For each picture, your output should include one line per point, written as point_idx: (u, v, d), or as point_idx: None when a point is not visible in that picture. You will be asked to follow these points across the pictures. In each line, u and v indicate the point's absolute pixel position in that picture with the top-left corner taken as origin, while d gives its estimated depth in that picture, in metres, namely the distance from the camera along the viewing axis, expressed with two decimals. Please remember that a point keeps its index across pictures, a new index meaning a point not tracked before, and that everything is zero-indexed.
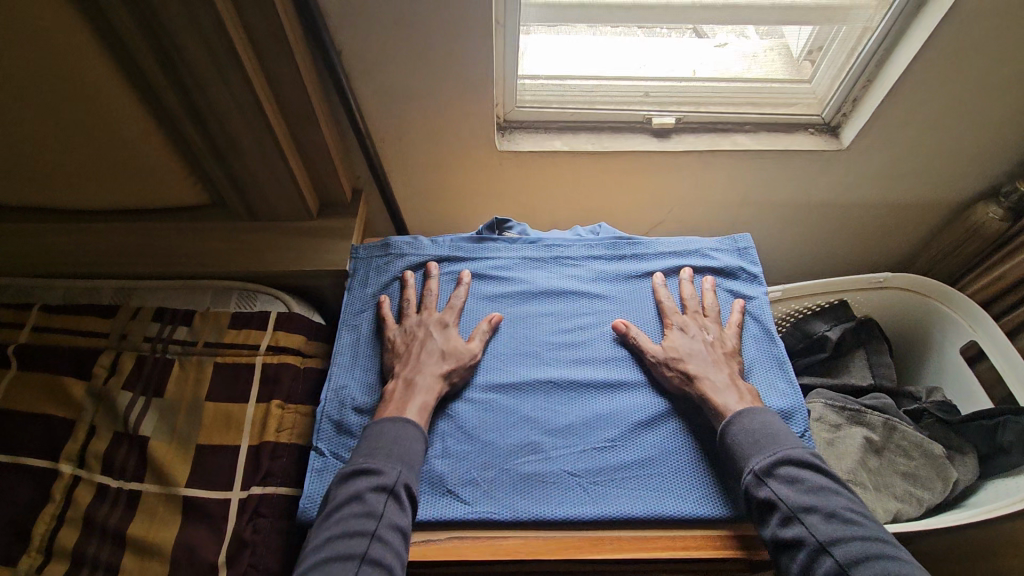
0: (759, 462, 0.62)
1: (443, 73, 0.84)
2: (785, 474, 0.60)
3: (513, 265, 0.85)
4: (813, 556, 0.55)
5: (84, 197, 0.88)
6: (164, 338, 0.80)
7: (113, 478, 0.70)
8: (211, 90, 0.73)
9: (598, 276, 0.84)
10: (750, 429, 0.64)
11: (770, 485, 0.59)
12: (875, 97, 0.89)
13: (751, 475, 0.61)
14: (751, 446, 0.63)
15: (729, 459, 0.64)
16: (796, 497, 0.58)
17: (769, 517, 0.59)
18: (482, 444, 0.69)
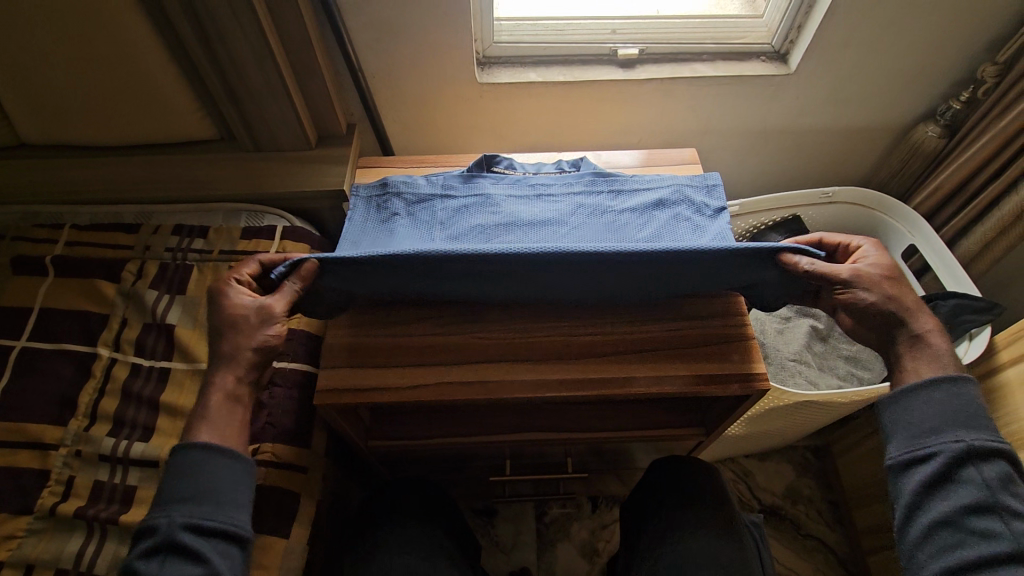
0: (978, 439, 0.57)
1: (426, 11, 0.94)
2: (1004, 470, 0.57)
3: (501, 201, 0.90)
4: (986, 537, 0.55)
5: (102, 131, 0.97)
6: (183, 248, 0.90)
7: (145, 359, 0.80)
8: (221, 26, 0.82)
9: (579, 210, 0.89)
10: (968, 399, 0.58)
11: (980, 468, 0.56)
12: (814, 24, 0.98)
13: (966, 447, 0.57)
14: (973, 421, 0.58)
15: (950, 422, 0.58)
16: (1000, 488, 0.56)
17: (961, 493, 0.56)
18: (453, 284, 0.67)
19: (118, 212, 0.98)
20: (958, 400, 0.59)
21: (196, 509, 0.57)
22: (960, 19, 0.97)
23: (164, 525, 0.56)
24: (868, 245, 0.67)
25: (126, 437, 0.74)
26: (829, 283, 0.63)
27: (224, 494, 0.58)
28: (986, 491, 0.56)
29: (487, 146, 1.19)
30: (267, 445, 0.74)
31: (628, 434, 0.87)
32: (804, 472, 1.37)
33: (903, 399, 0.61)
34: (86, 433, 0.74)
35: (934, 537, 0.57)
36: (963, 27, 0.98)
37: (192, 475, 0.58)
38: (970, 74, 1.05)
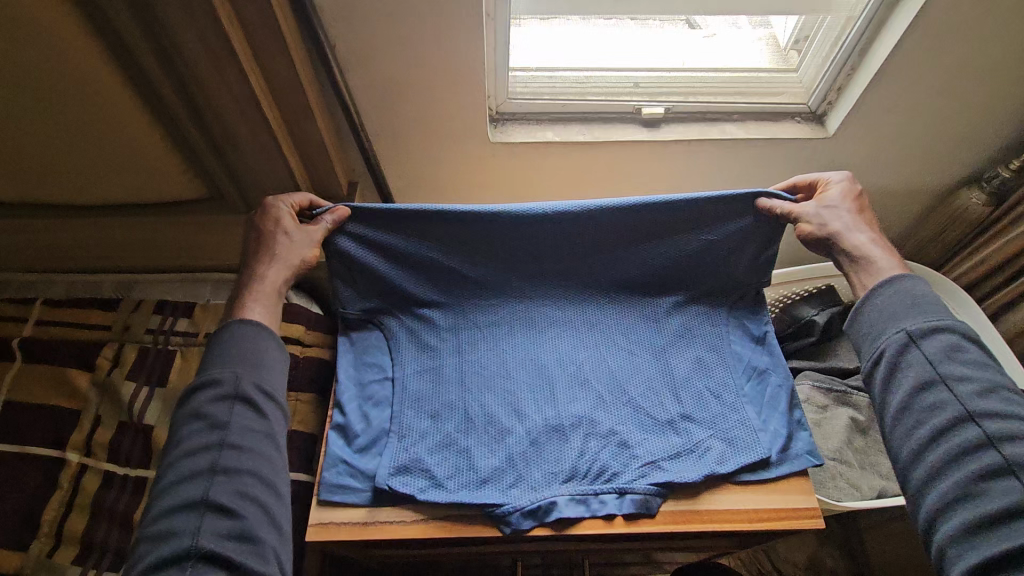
0: (914, 323, 0.60)
1: (436, 66, 0.86)
2: (943, 342, 0.58)
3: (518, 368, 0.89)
4: (936, 412, 0.56)
5: (73, 194, 0.88)
6: (166, 330, 0.81)
7: (119, 466, 0.72)
8: (210, 88, 0.74)
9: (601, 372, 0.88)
10: (908, 293, 0.62)
11: (922, 347, 0.58)
12: (857, 86, 0.91)
13: (904, 336, 0.60)
14: (905, 310, 0.61)
15: (880, 322, 0.62)
16: (943, 361, 0.57)
17: (903, 378, 0.59)
18: (507, 400, 0.75)
19: None
20: (894, 298, 0.63)
21: (241, 372, 0.58)
22: (1012, 84, 0.89)
23: (224, 377, 0.58)
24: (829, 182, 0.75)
25: (95, 566, 0.67)
26: (786, 226, 0.75)
27: (262, 378, 0.59)
28: (928, 370, 0.57)
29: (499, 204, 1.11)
30: None
31: (652, 548, 0.79)
32: (828, 542, 1.29)
33: (857, 313, 0.65)
34: (50, 561, 0.66)
35: (898, 422, 0.58)
36: (1014, 91, 0.91)
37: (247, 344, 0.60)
38: (1019, 140, 0.98)
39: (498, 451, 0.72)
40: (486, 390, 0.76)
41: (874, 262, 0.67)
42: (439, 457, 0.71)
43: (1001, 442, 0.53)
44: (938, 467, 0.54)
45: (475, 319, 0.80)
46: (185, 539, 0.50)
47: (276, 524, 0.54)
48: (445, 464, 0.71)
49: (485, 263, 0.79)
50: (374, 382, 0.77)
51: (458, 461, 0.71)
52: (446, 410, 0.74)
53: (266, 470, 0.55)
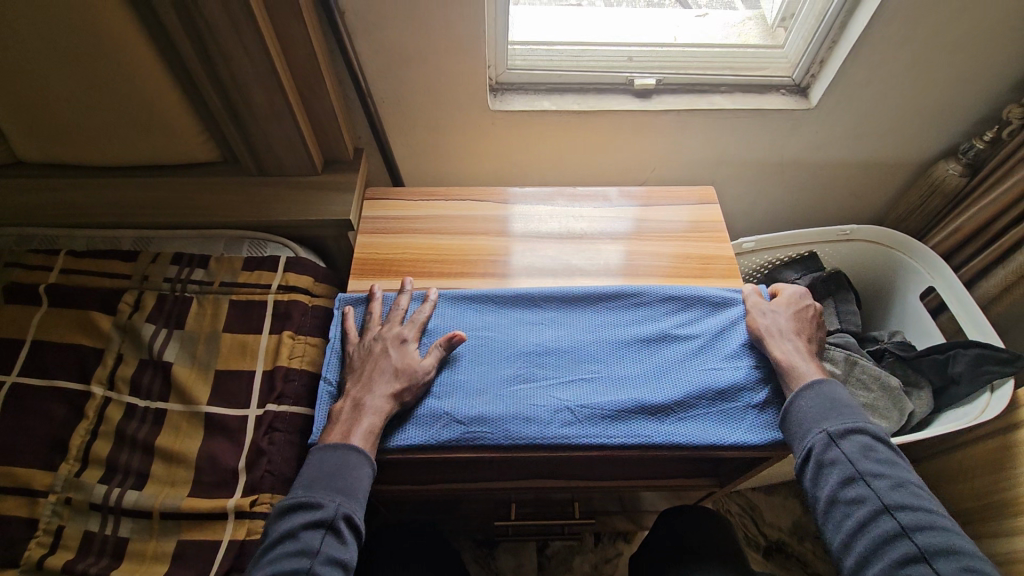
0: (832, 424, 0.65)
1: (438, 35, 0.90)
2: (857, 442, 0.64)
3: (512, 305, 0.80)
4: (856, 505, 0.61)
5: (97, 152, 0.94)
6: (183, 279, 0.86)
7: (140, 399, 0.77)
8: (225, 50, 0.79)
9: (593, 294, 0.81)
10: (817, 393, 0.67)
11: (840, 447, 0.63)
12: (839, 58, 0.95)
13: (822, 435, 0.64)
14: (825, 412, 0.65)
15: (795, 422, 0.67)
16: (861, 458, 0.62)
17: (825, 475, 0.63)
18: (510, 338, 0.77)
19: (116, 237, 0.95)
20: (817, 397, 0.67)
21: (337, 502, 0.62)
22: (986, 58, 0.94)
23: (325, 511, 0.61)
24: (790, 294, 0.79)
25: (118, 485, 0.72)
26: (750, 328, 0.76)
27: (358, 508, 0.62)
28: (851, 469, 0.62)
29: (498, 172, 1.16)
30: (266, 495, 0.71)
31: (641, 486, 0.84)
32: (809, 506, 1.34)
33: (785, 409, 0.68)
34: (77, 479, 0.71)
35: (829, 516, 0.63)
36: (989, 65, 0.95)
37: (336, 472, 0.63)
38: (994, 113, 1.03)
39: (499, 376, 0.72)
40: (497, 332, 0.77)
41: (794, 370, 0.69)
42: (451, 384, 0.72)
43: (911, 531, 0.58)
44: (857, 544, 0.60)
45: (459, 381, 0.72)
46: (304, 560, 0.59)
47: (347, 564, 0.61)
48: (455, 393, 0.71)
49: (475, 393, 0.71)
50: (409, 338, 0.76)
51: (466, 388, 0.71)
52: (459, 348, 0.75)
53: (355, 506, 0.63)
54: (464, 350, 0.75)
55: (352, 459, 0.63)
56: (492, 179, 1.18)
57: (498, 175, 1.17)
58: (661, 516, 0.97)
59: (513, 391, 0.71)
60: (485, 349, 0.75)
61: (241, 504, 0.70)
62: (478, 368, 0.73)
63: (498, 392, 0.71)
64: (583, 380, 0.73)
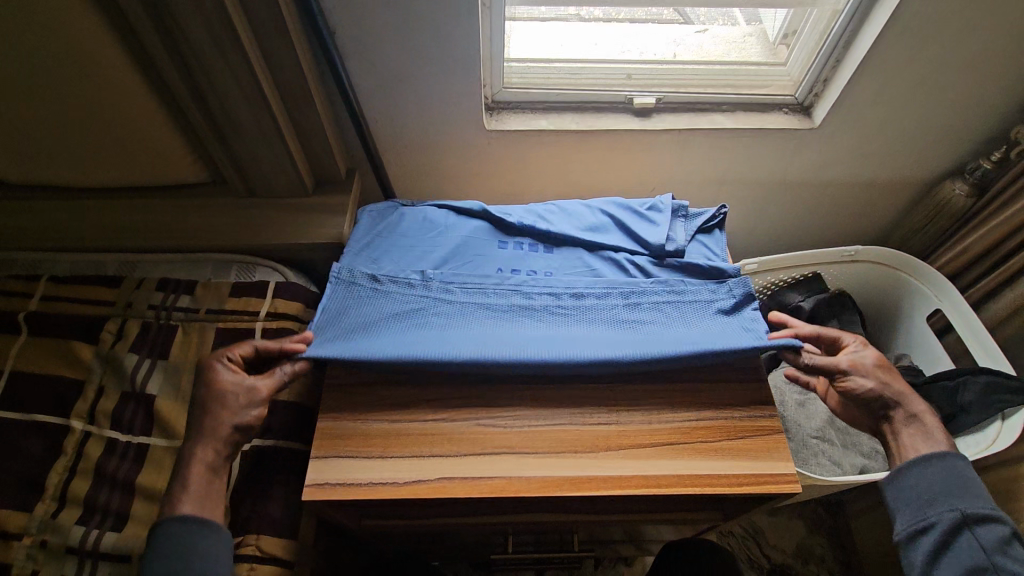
0: (967, 507, 0.62)
1: (432, 55, 0.88)
2: (993, 532, 0.61)
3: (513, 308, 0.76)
4: None
5: (78, 174, 0.91)
6: (168, 306, 0.84)
7: (122, 434, 0.74)
8: (213, 72, 0.77)
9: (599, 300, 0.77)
10: (939, 474, 0.64)
11: (972, 532, 0.61)
12: (843, 77, 0.93)
13: (954, 515, 0.62)
14: (957, 488, 0.63)
15: (924, 483, 0.64)
16: (993, 550, 0.60)
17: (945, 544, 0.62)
18: (481, 256, 0.84)
19: (100, 261, 0.90)
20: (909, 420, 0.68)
21: None
22: (993, 77, 0.92)
23: None
24: (854, 343, 0.73)
25: (97, 525, 0.69)
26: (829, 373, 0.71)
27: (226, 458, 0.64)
28: (982, 558, 0.60)
29: (495, 191, 1.13)
30: (251, 536, 0.70)
31: (641, 520, 0.81)
32: (815, 529, 1.31)
33: (903, 472, 0.66)
34: (53, 520, 0.68)
35: None
36: (995, 85, 0.93)
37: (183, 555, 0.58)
38: (1001, 132, 1.01)
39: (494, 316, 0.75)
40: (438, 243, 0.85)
41: (934, 437, 0.67)
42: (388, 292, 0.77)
43: None
44: None
45: (453, 399, 0.70)
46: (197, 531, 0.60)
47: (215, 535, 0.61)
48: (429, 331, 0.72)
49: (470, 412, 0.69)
50: (340, 294, 0.76)
51: (448, 333, 0.72)
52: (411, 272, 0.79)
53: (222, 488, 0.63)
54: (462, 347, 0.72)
55: (198, 534, 0.60)
56: (489, 197, 1.15)
57: (495, 195, 1.14)
58: (662, 548, 0.94)
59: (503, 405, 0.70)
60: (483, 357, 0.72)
61: None
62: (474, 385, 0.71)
63: (492, 410, 0.69)
64: (582, 398, 0.71)
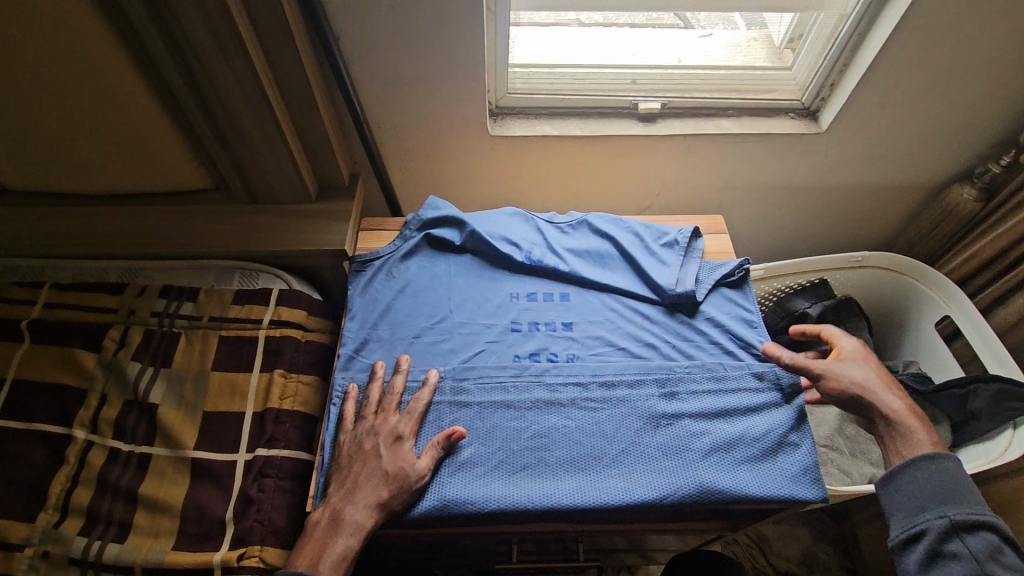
0: (958, 513, 0.60)
1: (438, 59, 0.88)
2: (972, 543, 0.59)
3: (535, 393, 0.69)
4: None
5: (82, 180, 0.91)
6: (171, 313, 0.83)
7: (124, 443, 0.74)
8: (217, 79, 0.77)
9: (626, 377, 0.70)
10: (929, 473, 0.63)
11: (964, 541, 0.59)
12: (850, 81, 0.92)
13: (943, 520, 0.60)
14: (944, 493, 0.61)
15: (914, 481, 0.63)
16: (987, 558, 0.57)
17: (943, 546, 0.59)
18: (488, 331, 0.75)
19: (102, 269, 0.91)
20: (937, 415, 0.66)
21: None
22: (1001, 81, 0.91)
23: None
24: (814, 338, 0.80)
25: (100, 536, 0.68)
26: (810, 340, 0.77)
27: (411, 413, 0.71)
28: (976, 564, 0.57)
29: (499, 198, 1.13)
30: (254, 548, 0.67)
31: (650, 531, 0.80)
32: (822, 538, 1.29)
33: (895, 472, 0.64)
34: (56, 531, 0.68)
35: None
36: (1004, 89, 0.92)
37: None
38: (1009, 136, 1.00)
39: (522, 429, 0.66)
40: (444, 326, 0.75)
41: (911, 433, 0.65)
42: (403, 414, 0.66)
43: None
44: None
45: (478, 484, 0.62)
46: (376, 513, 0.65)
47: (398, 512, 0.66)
48: (457, 457, 0.64)
49: (493, 501, 0.61)
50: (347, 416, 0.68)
51: (476, 457, 0.64)
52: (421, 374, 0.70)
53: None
54: (478, 448, 0.65)
55: None
56: (493, 203, 1.14)
57: (499, 201, 1.14)
58: (669, 558, 0.93)
59: (534, 497, 0.61)
60: (505, 450, 0.65)
61: (227, 558, 0.66)
62: (497, 469, 0.63)
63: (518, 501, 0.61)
64: (620, 486, 0.62)
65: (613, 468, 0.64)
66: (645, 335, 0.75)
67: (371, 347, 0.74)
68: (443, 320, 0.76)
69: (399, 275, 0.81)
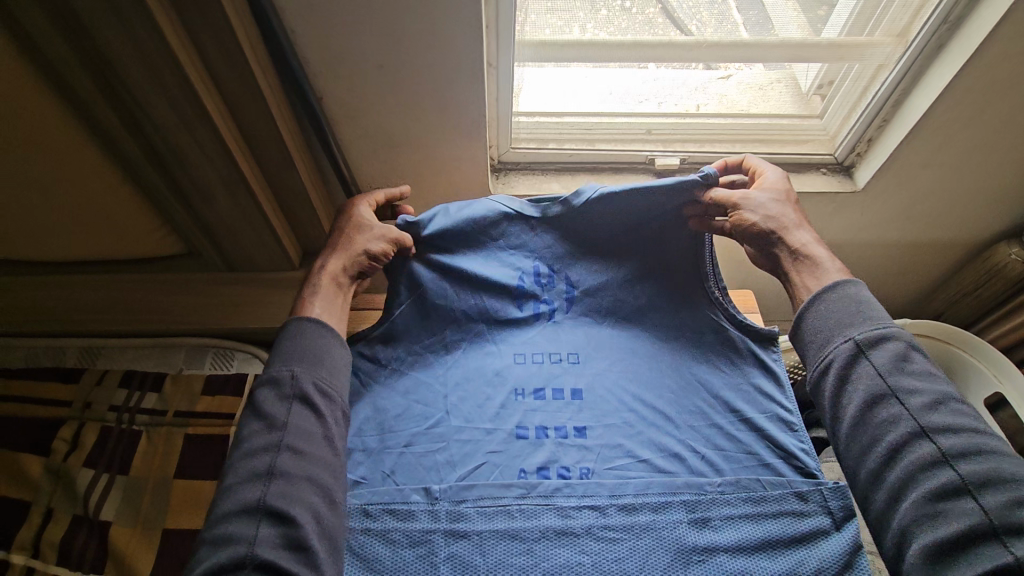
0: (862, 331, 0.58)
1: (432, 119, 0.79)
2: (891, 349, 0.56)
3: (544, 521, 0.59)
4: (888, 426, 0.53)
5: (32, 253, 0.79)
6: (131, 407, 0.74)
7: (70, 571, 0.64)
8: (181, 150, 0.68)
9: (650, 498, 0.61)
10: (854, 299, 0.60)
11: (870, 358, 0.56)
12: (894, 136, 0.83)
13: (850, 344, 0.57)
14: (851, 317, 0.59)
15: (820, 330, 0.60)
16: (892, 370, 0.55)
17: (854, 394, 0.55)
18: (490, 437, 0.65)
19: (61, 348, 0.83)
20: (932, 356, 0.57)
21: None
22: None
23: None
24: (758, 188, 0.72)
25: None
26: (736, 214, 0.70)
27: (323, 377, 0.59)
28: (897, 415, 0.53)
29: None
30: None
31: None
32: None
33: (806, 314, 0.62)
34: None
35: (854, 438, 0.55)
36: None
37: None
38: None
39: (530, 567, 0.56)
40: (439, 434, 0.66)
41: (819, 264, 0.65)
42: (390, 549, 0.58)
43: (974, 488, 0.49)
44: (888, 476, 0.52)
45: None
46: (240, 547, 0.49)
47: (327, 531, 0.51)
48: None
49: None
50: None
51: None
52: (412, 495, 0.61)
53: (325, 474, 0.54)
54: None
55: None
56: None
57: None
58: None
59: None
60: None
61: None
62: None
63: None
64: None
65: None
66: (668, 441, 0.65)
67: (354, 459, 0.64)
68: (439, 425, 0.66)
69: (387, 367, 0.72)
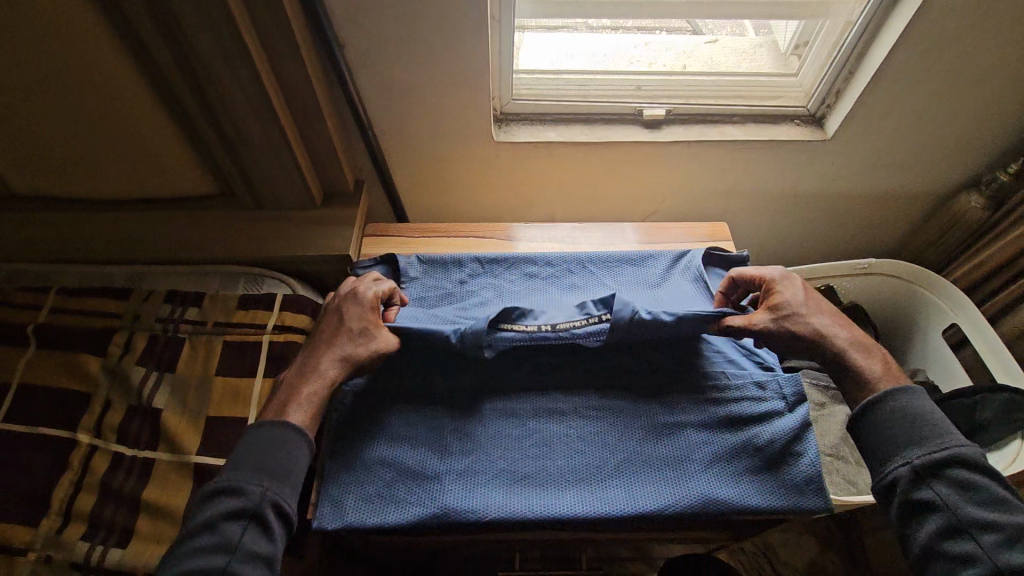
0: (922, 455, 0.59)
1: (443, 70, 0.88)
2: (956, 477, 0.57)
3: (535, 400, 0.69)
4: (964, 562, 0.55)
5: (87, 186, 0.90)
6: (175, 319, 0.84)
7: (128, 448, 0.74)
8: (225, 94, 0.77)
9: (628, 384, 0.70)
10: (912, 412, 0.61)
11: (934, 487, 0.57)
12: (858, 87, 0.92)
13: (909, 470, 0.58)
14: (911, 435, 0.60)
15: (880, 448, 0.61)
16: (957, 501, 0.56)
17: (926, 524, 0.57)
18: None
19: (109, 272, 0.91)
20: (1000, 479, 0.57)
21: None
22: (1008, 93, 0.91)
23: None
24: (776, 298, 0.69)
25: (102, 541, 0.69)
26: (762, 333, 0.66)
27: (300, 461, 0.60)
28: (966, 548, 0.55)
29: (503, 203, 1.13)
30: None
31: (663, 540, 0.80)
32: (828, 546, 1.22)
33: (864, 425, 0.63)
34: (58, 537, 0.68)
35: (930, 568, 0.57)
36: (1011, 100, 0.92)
37: None
38: (1017, 146, 0.99)
39: (524, 436, 0.66)
40: None
41: (871, 375, 0.64)
42: (402, 421, 0.67)
43: None
44: None
45: (478, 488, 0.63)
46: None
47: None
48: (458, 466, 0.64)
49: (496, 505, 0.62)
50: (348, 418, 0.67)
51: (479, 462, 0.65)
52: None
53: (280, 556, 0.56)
54: (480, 454, 0.65)
55: None
56: (496, 208, 1.15)
57: (503, 206, 1.14)
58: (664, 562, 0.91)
59: (532, 502, 0.62)
60: (506, 455, 0.65)
61: None
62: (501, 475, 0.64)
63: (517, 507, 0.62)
64: (621, 497, 0.62)
65: (614, 477, 0.64)
66: None
67: None
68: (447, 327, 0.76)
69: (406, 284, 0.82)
